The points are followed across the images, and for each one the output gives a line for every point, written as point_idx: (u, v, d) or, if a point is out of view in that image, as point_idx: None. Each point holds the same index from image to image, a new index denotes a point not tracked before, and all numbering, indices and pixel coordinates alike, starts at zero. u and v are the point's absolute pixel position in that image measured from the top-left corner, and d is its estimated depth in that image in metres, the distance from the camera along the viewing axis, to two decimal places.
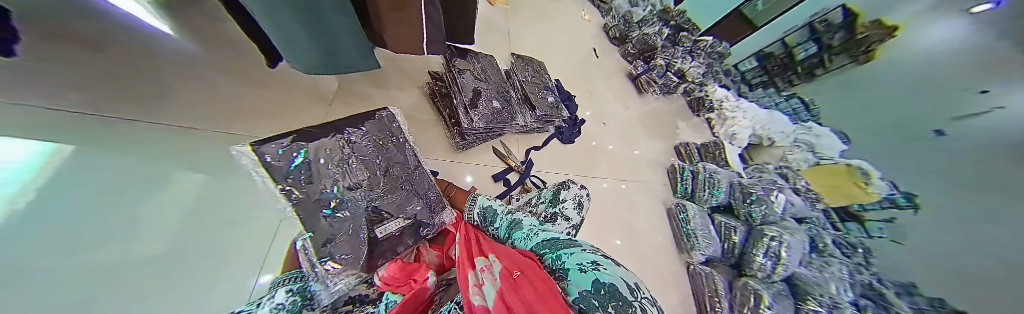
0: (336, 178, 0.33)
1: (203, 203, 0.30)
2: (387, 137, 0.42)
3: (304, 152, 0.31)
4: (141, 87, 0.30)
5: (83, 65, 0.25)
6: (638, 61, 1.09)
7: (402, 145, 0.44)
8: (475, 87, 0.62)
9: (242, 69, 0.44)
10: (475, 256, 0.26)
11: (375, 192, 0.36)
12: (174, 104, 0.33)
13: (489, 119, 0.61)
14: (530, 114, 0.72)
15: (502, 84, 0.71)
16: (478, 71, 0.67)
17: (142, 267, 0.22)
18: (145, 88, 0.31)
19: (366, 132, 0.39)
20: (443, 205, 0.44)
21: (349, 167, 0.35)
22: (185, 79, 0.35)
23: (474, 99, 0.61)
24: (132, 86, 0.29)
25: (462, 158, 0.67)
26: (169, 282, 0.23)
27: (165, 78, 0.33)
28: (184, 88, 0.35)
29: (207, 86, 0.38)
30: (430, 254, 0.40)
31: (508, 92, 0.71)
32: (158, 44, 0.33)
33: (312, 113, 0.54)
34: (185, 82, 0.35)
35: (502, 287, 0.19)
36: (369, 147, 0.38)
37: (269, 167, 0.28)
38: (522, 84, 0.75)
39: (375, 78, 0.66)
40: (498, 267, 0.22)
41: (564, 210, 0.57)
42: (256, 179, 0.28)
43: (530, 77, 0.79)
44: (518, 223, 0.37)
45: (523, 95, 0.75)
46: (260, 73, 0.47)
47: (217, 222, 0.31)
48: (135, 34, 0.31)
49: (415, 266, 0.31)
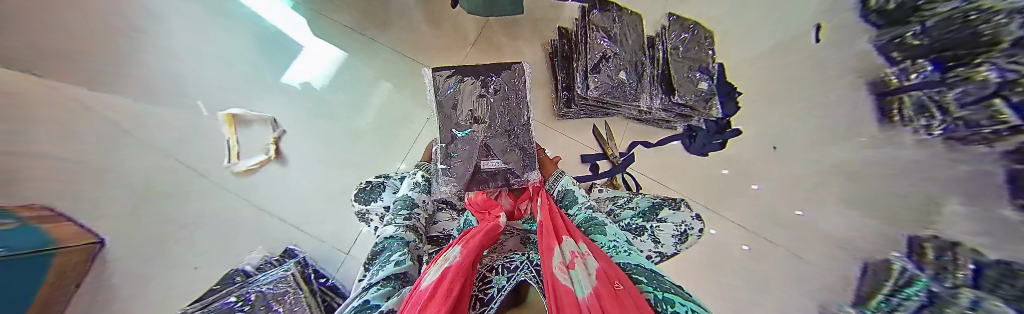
0: (467, 114, 0.50)
1: (387, 121, 0.88)
2: (511, 88, 0.53)
3: (455, 85, 0.51)
4: (402, 32, 0.91)
5: (394, 35, 0.91)
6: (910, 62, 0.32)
7: (518, 104, 0.53)
8: (603, 50, 0.58)
9: (441, 18, 0.92)
10: (567, 239, 0.32)
11: (489, 132, 0.50)
12: (399, 38, 0.91)
13: (610, 90, 0.58)
14: (662, 97, 0.59)
15: (639, 56, 0.61)
16: (615, 33, 0.60)
17: (362, 144, 0.85)
18: (401, 32, 0.91)
19: (500, 81, 0.52)
20: (533, 167, 0.49)
21: (478, 108, 0.50)
22: (408, 35, 0.91)
23: (598, 63, 0.59)
24: (404, 33, 0.91)
25: (573, 133, 0.83)
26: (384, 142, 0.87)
27: (401, 30, 0.91)
28: (403, 33, 0.91)
29: (408, 33, 0.91)
30: (505, 198, 0.48)
31: (643, 66, 0.61)
32: (402, 14, 0.91)
33: (459, 52, 0.90)
34: (407, 34, 0.91)
35: (602, 291, 0.21)
36: (496, 94, 0.52)
37: (438, 87, 0.51)
38: (663, 56, 0.60)
39: (512, 31, 0.89)
40: (594, 268, 0.26)
41: (660, 225, 0.47)
42: (430, 95, 0.51)
43: (681, 52, 0.60)
44: (600, 225, 0.38)
45: (665, 72, 0.60)
46: (452, 26, 0.91)
47: (392, 125, 0.88)
48: (390, 15, 0.91)
49: (492, 204, 0.43)
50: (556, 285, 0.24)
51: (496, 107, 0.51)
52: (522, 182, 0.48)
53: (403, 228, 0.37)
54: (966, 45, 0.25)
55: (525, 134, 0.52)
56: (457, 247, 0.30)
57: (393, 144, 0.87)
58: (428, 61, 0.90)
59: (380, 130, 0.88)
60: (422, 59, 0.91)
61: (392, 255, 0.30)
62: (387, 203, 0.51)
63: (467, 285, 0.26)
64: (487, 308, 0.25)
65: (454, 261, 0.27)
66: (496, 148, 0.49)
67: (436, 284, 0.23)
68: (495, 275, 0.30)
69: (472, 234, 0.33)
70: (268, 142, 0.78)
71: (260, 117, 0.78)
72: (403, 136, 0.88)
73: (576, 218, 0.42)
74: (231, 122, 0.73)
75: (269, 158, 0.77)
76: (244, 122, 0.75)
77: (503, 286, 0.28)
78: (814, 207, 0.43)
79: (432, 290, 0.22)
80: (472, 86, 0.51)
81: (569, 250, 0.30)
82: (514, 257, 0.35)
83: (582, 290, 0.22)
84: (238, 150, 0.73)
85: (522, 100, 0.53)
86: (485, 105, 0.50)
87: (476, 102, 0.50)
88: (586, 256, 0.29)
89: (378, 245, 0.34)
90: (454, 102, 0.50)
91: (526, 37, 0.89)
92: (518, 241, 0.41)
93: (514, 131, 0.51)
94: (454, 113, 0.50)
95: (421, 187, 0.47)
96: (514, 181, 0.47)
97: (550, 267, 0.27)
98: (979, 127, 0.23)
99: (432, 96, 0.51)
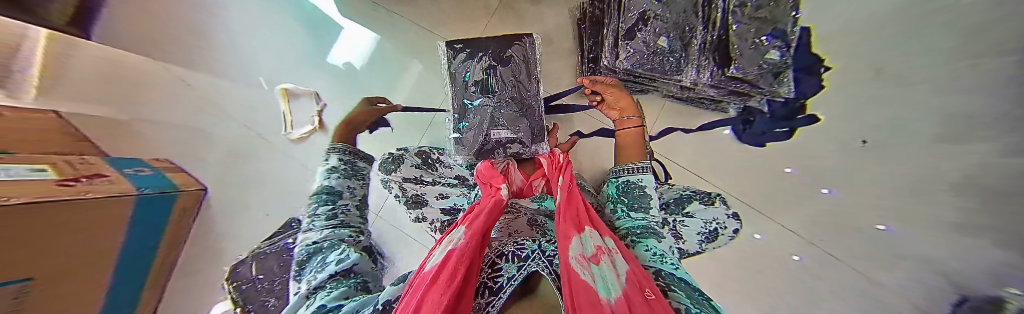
0: (477, 82, 0.50)
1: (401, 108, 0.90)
2: (524, 58, 0.51)
3: (462, 53, 0.51)
4: (422, 4, 0.90)
5: (414, 8, 0.91)
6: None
7: (530, 75, 0.51)
8: (645, 8, 0.53)
9: None
10: (585, 228, 0.32)
11: (501, 102, 0.49)
12: (420, 10, 0.91)
13: (647, 60, 0.55)
14: (714, 70, 0.51)
15: (689, 18, 0.52)
16: None
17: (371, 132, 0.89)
18: (422, 4, 0.91)
19: (516, 50, 0.51)
20: (541, 139, 0.50)
21: (491, 75, 0.50)
22: (427, 7, 0.90)
23: (634, 26, 0.54)
24: (424, 4, 0.90)
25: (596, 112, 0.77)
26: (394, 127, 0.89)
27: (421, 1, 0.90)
28: (423, 5, 0.91)
29: (428, 4, 0.90)
30: (516, 174, 0.45)
31: (691, 31, 0.52)
32: None
33: (478, 23, 0.88)
34: (426, 6, 0.90)
35: (631, 295, 0.21)
36: (509, 63, 0.50)
37: (453, 56, 0.51)
38: (722, 15, 0.48)
39: None
40: (625, 270, 0.25)
41: (686, 220, 0.44)
42: (443, 64, 0.53)
43: (744, 10, 0.46)
44: (653, 233, 0.37)
45: (722, 38, 0.50)
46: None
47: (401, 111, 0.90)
48: None
49: (494, 173, 0.42)
50: (572, 275, 0.24)
51: (506, 77, 0.50)
52: (531, 154, 0.49)
53: (330, 228, 0.40)
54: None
55: (534, 105, 0.51)
56: (461, 228, 0.31)
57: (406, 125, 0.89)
58: (448, 33, 0.90)
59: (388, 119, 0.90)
60: (439, 30, 0.90)
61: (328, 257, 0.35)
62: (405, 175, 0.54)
63: (473, 266, 0.27)
64: (494, 299, 0.25)
65: (457, 244, 0.28)
66: (506, 117, 0.49)
67: (440, 267, 0.24)
68: (504, 262, 0.29)
69: (476, 213, 0.34)
70: (312, 114, 0.86)
71: (305, 91, 0.87)
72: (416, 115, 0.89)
73: (629, 219, 0.40)
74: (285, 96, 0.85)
75: (315, 128, 0.85)
76: (294, 95, 0.86)
77: (514, 276, 0.27)
78: (909, 221, 0.33)
79: (435, 275, 0.23)
80: (477, 58, 0.50)
81: (593, 244, 0.29)
82: (524, 244, 0.33)
83: (608, 290, 0.22)
84: (291, 121, 0.84)
85: (532, 73, 0.51)
86: (496, 74, 0.50)
87: (484, 73, 0.50)
88: (612, 254, 0.28)
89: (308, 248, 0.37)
90: (465, 71, 0.50)
91: (550, 2, 0.80)
92: (525, 223, 0.40)
93: (523, 101, 0.50)
94: (464, 82, 0.50)
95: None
96: (525, 152, 0.49)
97: (567, 258, 0.26)
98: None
99: (445, 68, 0.52)
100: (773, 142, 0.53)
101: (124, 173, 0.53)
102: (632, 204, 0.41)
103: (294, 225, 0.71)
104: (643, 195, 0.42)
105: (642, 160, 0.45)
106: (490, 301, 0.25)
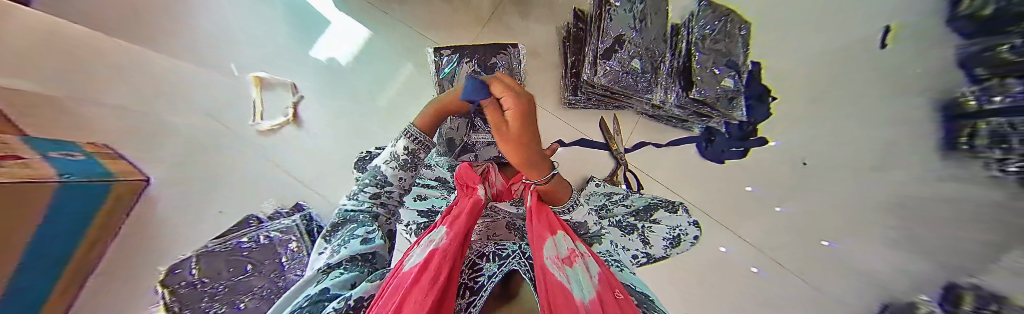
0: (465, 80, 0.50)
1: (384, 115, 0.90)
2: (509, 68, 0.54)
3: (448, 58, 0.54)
4: (413, 6, 0.91)
5: (405, 9, 0.91)
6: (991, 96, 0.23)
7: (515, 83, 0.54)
8: (618, 33, 0.57)
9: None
10: (557, 231, 0.33)
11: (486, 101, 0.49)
12: (412, 13, 0.91)
13: (621, 78, 0.59)
14: (680, 92, 0.58)
15: (660, 46, 0.59)
16: (635, 15, 0.58)
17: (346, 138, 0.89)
18: (413, 6, 0.91)
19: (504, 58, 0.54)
20: None
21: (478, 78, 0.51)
22: (418, 10, 0.91)
23: (612, 47, 0.58)
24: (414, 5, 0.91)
25: (578, 124, 0.81)
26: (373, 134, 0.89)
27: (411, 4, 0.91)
28: (414, 8, 0.91)
29: (419, 8, 0.91)
30: (497, 176, 0.45)
31: (661, 55, 0.59)
32: None
33: (469, 30, 0.90)
34: (417, 9, 0.91)
35: (601, 294, 0.23)
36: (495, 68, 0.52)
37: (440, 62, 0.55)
38: (687, 45, 0.57)
39: (524, 10, 0.86)
40: (595, 272, 0.27)
41: (652, 226, 0.47)
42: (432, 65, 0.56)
43: (707, 42, 0.54)
44: None
45: (687, 65, 0.57)
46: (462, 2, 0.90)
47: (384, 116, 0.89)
48: None
49: (469, 173, 0.42)
50: (548, 277, 0.24)
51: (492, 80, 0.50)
52: None
53: None
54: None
55: None
56: (443, 228, 0.31)
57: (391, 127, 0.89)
58: (437, 37, 0.91)
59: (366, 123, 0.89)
60: (429, 33, 0.91)
61: (357, 229, 0.30)
62: None
63: (454, 265, 0.26)
64: (475, 298, 0.23)
65: (439, 243, 0.28)
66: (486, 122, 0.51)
67: (421, 265, 0.24)
68: (485, 262, 0.29)
69: (457, 213, 0.34)
70: (288, 105, 0.87)
71: (281, 81, 0.87)
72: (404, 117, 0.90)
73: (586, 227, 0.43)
74: (258, 84, 0.84)
75: (287, 120, 0.86)
76: (270, 86, 0.86)
77: (494, 274, 0.26)
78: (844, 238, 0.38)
79: (416, 272, 0.23)
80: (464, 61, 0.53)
81: (567, 247, 0.31)
82: (505, 245, 0.33)
83: (583, 291, 0.23)
84: (261, 112, 0.85)
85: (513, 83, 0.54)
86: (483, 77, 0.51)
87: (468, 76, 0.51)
88: (584, 256, 0.30)
89: (343, 212, 0.34)
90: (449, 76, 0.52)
91: (538, 17, 0.85)
92: (504, 227, 0.40)
93: None
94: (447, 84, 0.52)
95: (401, 164, 0.34)
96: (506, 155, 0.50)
97: (543, 259, 0.26)
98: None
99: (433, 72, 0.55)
100: (730, 160, 0.61)
101: (50, 156, 0.42)
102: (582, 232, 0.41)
103: (251, 223, 0.64)
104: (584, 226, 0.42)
105: (619, 188, 0.49)
106: (470, 300, 0.23)
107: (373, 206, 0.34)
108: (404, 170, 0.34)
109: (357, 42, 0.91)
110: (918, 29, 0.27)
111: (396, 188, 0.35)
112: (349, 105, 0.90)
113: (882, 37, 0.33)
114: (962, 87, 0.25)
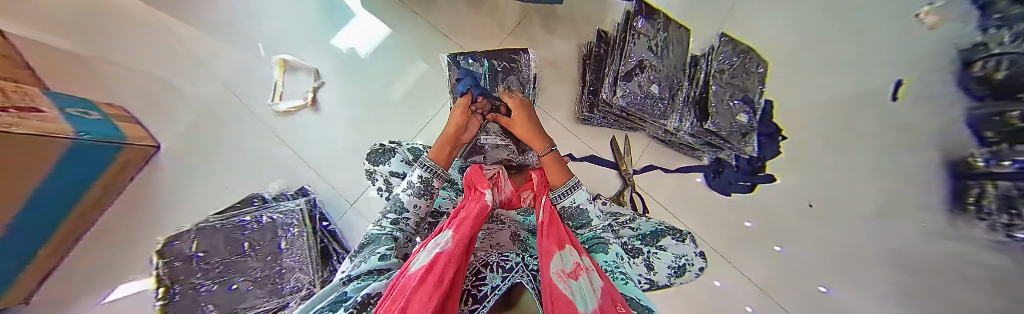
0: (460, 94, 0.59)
1: (405, 107, 0.92)
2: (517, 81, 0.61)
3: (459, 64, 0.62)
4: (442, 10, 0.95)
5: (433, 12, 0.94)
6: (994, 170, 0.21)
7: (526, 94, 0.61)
8: (642, 57, 0.59)
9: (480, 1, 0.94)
10: (566, 245, 0.33)
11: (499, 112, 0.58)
12: (441, 16, 0.95)
13: (639, 102, 0.61)
14: (694, 120, 0.59)
15: (679, 74, 0.62)
16: (657, 42, 0.61)
17: (361, 128, 0.89)
18: (442, 11, 0.95)
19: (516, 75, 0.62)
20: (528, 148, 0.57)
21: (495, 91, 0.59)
22: (447, 14, 0.95)
23: (633, 71, 0.60)
24: (444, 10, 0.94)
25: (589, 138, 0.82)
26: (390, 125, 0.90)
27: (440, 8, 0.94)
28: (443, 12, 0.95)
29: (449, 12, 0.95)
30: (507, 183, 0.46)
31: (680, 86, 0.62)
32: None
33: (494, 38, 0.93)
34: (446, 13, 0.95)
35: (602, 303, 0.25)
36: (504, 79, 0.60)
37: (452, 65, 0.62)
38: (704, 77, 0.59)
39: (550, 24, 0.89)
40: (597, 284, 0.28)
41: (659, 253, 0.47)
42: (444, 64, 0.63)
43: (728, 75, 0.56)
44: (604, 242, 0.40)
45: (704, 95, 0.59)
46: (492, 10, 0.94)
47: (405, 109, 0.92)
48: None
49: (477, 181, 0.42)
50: (554, 290, 0.24)
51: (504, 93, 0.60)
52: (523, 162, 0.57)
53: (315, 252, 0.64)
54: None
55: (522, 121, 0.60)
56: (448, 233, 0.32)
57: (413, 119, 0.92)
58: (463, 41, 0.94)
59: (384, 115, 0.91)
60: (455, 37, 0.94)
61: (378, 248, 0.35)
62: (394, 169, 0.52)
63: (458, 271, 0.27)
64: (478, 306, 0.23)
65: (445, 247, 0.28)
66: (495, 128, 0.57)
67: (428, 268, 0.25)
68: (489, 272, 0.28)
69: (463, 217, 0.34)
70: (308, 89, 0.87)
71: (305, 66, 0.88)
72: (425, 111, 0.92)
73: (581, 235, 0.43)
74: (282, 66, 0.86)
75: (304, 104, 0.86)
76: (292, 68, 0.87)
77: (498, 286, 0.25)
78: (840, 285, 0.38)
79: (422, 275, 0.24)
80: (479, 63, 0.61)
81: (572, 261, 0.30)
82: (509, 256, 0.32)
83: (587, 306, 0.23)
84: (281, 93, 0.85)
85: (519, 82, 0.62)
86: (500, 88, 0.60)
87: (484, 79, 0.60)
88: (589, 269, 0.30)
89: (370, 234, 0.39)
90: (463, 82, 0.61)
91: (564, 33, 0.88)
92: (508, 237, 0.40)
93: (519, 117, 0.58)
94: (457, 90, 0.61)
95: (417, 191, 0.43)
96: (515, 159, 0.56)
97: (549, 273, 0.27)
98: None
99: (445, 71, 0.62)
100: (737, 193, 0.59)
101: (66, 113, 0.49)
102: (578, 218, 0.42)
103: (256, 202, 0.68)
104: (583, 212, 0.42)
105: (627, 211, 0.46)
106: (473, 309, 0.23)
107: (394, 230, 0.40)
108: (419, 198, 0.43)
109: (382, 35, 0.93)
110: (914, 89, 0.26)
111: (412, 214, 0.43)
112: (361, 93, 0.91)
113: (894, 90, 0.29)
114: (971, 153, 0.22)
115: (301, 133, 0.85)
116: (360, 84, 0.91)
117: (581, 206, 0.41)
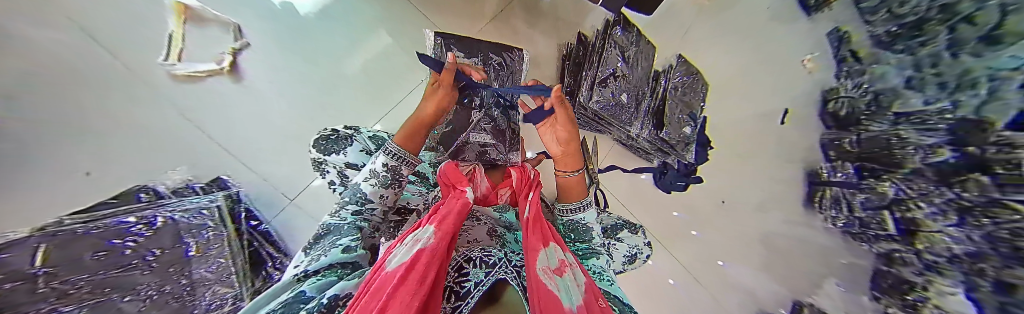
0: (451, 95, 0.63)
1: (374, 85, 0.82)
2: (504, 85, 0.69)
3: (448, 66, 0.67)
4: None
5: None
6: (841, 174, 0.35)
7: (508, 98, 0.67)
8: (614, 66, 0.67)
9: None
10: (549, 242, 0.34)
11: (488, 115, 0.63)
12: None
13: (609, 109, 0.68)
14: (653, 129, 0.70)
15: (643, 85, 0.73)
16: (627, 51, 0.70)
17: (319, 105, 0.77)
18: None
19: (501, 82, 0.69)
20: (514, 149, 0.62)
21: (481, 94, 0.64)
22: None
23: (606, 77, 0.68)
24: None
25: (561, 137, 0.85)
26: (356, 104, 0.80)
27: None
28: None
29: None
30: (483, 180, 0.45)
31: (643, 96, 0.72)
32: None
33: (475, 24, 0.88)
34: None
35: (586, 301, 0.27)
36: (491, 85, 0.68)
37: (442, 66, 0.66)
38: (663, 91, 0.70)
39: (532, 18, 0.88)
40: (581, 281, 0.31)
41: (616, 243, 0.52)
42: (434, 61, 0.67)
43: (679, 88, 0.68)
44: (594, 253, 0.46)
45: (660, 106, 0.71)
46: None
47: (374, 87, 0.82)
48: None
49: (459, 177, 0.40)
50: (540, 288, 0.25)
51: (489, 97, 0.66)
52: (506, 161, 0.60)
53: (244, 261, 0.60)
54: (879, 162, 0.32)
55: (503, 124, 0.64)
56: (430, 228, 0.30)
57: (382, 100, 0.82)
58: (439, 23, 0.86)
59: (349, 92, 0.79)
60: (431, 16, 0.86)
61: (340, 239, 0.36)
62: (351, 159, 0.46)
63: (441, 270, 0.25)
64: (462, 304, 0.23)
65: (427, 244, 0.27)
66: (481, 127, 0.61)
67: (408, 267, 0.23)
68: (471, 267, 0.28)
69: (444, 214, 0.33)
70: (224, 51, 0.68)
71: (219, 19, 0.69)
72: (395, 92, 0.84)
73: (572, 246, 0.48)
74: (181, 14, 0.65)
75: (220, 70, 0.68)
76: (198, 18, 0.67)
77: (481, 281, 0.25)
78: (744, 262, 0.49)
79: (404, 272, 0.22)
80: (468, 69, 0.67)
81: (556, 257, 0.32)
82: (492, 251, 0.32)
83: (572, 302, 0.25)
84: (181, 50, 0.65)
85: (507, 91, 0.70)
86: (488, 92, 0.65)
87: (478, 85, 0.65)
88: (572, 266, 0.32)
89: (327, 224, 0.38)
90: None
91: (544, 29, 0.88)
92: (486, 232, 0.39)
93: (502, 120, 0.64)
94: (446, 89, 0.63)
95: (383, 181, 0.38)
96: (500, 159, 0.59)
97: (535, 270, 0.28)
98: (882, 236, 0.32)
99: None
100: (675, 191, 0.68)
101: None
102: (582, 233, 0.47)
103: (145, 198, 0.52)
104: (588, 229, 0.47)
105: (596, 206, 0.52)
106: (457, 306, 0.23)
107: (358, 220, 0.39)
108: (386, 188, 0.39)
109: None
110: (798, 118, 0.41)
111: (378, 205, 0.39)
112: (301, 66, 0.76)
113: (782, 116, 0.44)
114: (822, 164, 0.38)
115: (217, 106, 0.67)
116: (314, 52, 0.77)
117: (588, 224, 0.46)
